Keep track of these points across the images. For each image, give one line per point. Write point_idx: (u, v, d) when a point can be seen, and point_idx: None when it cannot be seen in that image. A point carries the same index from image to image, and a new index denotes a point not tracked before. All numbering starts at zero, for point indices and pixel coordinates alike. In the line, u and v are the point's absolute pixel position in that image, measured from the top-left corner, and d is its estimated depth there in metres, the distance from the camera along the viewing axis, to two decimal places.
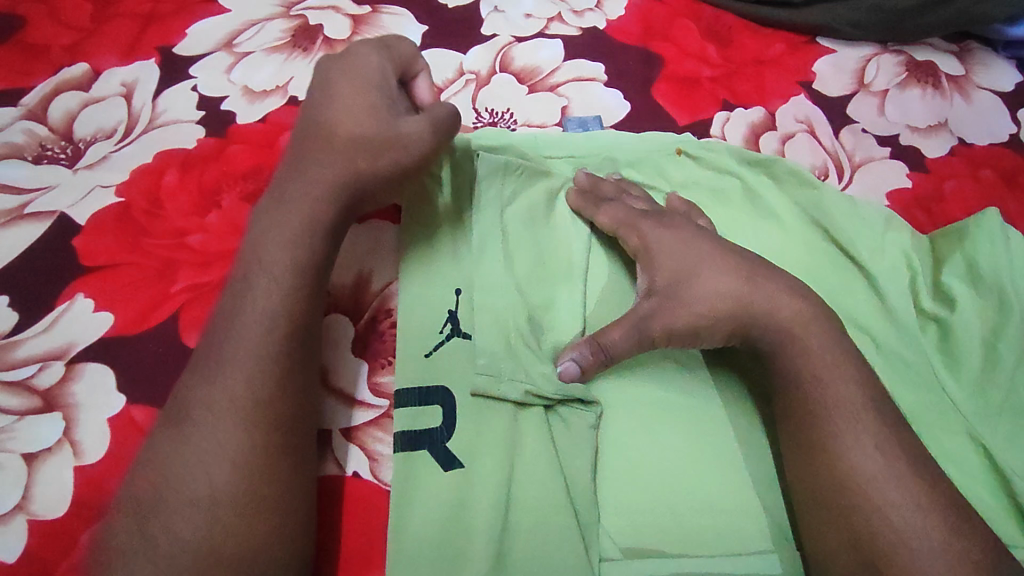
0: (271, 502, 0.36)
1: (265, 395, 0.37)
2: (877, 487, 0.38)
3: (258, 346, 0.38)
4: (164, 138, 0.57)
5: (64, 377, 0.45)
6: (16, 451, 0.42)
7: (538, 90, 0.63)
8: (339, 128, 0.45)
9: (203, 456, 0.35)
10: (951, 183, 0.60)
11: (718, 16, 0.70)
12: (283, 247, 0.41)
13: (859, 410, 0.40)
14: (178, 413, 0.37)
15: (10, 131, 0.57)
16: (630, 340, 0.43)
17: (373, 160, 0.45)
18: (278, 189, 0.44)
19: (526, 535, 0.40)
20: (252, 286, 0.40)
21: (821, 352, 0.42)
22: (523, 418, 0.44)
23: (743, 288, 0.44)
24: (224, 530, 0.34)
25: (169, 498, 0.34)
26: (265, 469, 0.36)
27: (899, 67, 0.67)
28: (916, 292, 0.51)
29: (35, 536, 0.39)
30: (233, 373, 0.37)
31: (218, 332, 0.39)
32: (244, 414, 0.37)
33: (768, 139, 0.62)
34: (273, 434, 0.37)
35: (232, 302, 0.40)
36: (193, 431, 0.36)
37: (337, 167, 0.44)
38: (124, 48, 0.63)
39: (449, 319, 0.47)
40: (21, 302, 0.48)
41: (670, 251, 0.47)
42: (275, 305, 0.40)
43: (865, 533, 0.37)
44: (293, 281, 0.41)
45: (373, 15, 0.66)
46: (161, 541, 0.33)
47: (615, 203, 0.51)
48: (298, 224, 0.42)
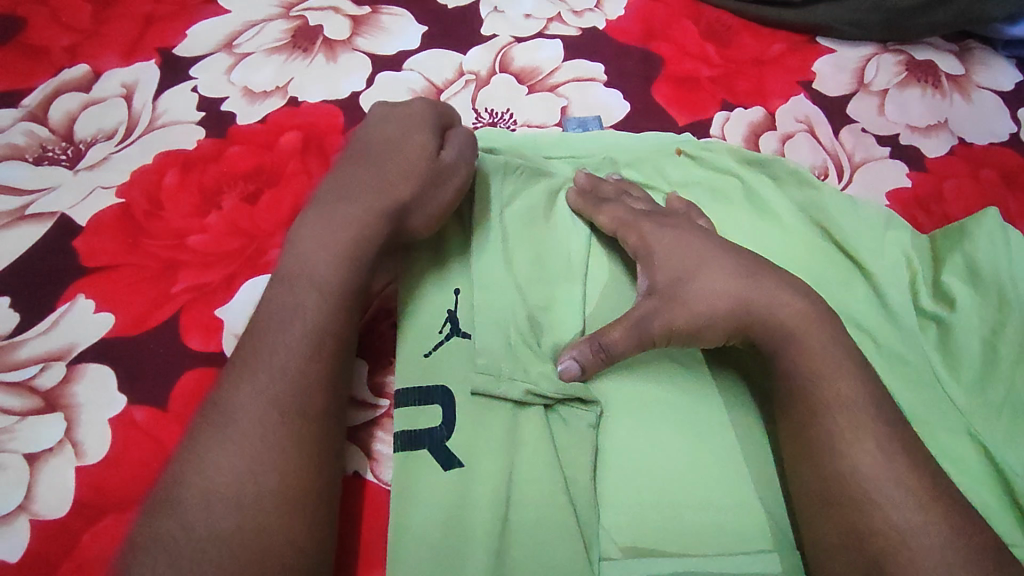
0: (311, 515, 0.35)
1: (312, 410, 0.37)
2: (877, 485, 0.38)
3: (304, 360, 0.38)
4: (164, 139, 0.57)
5: (65, 378, 0.45)
6: (18, 451, 0.42)
7: (538, 90, 0.63)
8: (393, 163, 0.46)
9: (248, 465, 0.35)
10: (950, 182, 0.60)
11: (717, 16, 0.70)
12: (332, 261, 0.41)
13: (859, 409, 0.40)
14: (218, 420, 0.36)
15: (12, 133, 0.57)
16: (631, 340, 0.43)
17: (425, 195, 0.46)
18: (327, 203, 0.44)
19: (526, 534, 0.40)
20: (300, 297, 0.40)
21: (823, 351, 0.42)
22: (522, 417, 0.44)
23: (742, 286, 0.44)
24: (266, 541, 0.33)
25: (212, 506, 0.34)
26: (307, 482, 0.36)
27: (898, 66, 0.67)
28: (915, 291, 0.51)
29: (37, 536, 0.39)
30: (280, 385, 0.37)
31: (260, 342, 0.39)
32: (289, 428, 0.36)
33: (768, 139, 0.62)
34: (316, 450, 0.37)
35: (279, 312, 0.40)
36: (236, 441, 0.35)
37: (390, 194, 0.44)
38: (124, 50, 0.63)
39: (448, 319, 0.47)
40: (23, 303, 0.48)
41: (670, 251, 0.47)
42: (324, 320, 0.40)
43: (868, 532, 0.37)
44: (341, 293, 0.41)
45: (373, 16, 0.66)
46: (203, 548, 0.32)
47: (615, 203, 0.51)
48: (349, 238, 0.42)
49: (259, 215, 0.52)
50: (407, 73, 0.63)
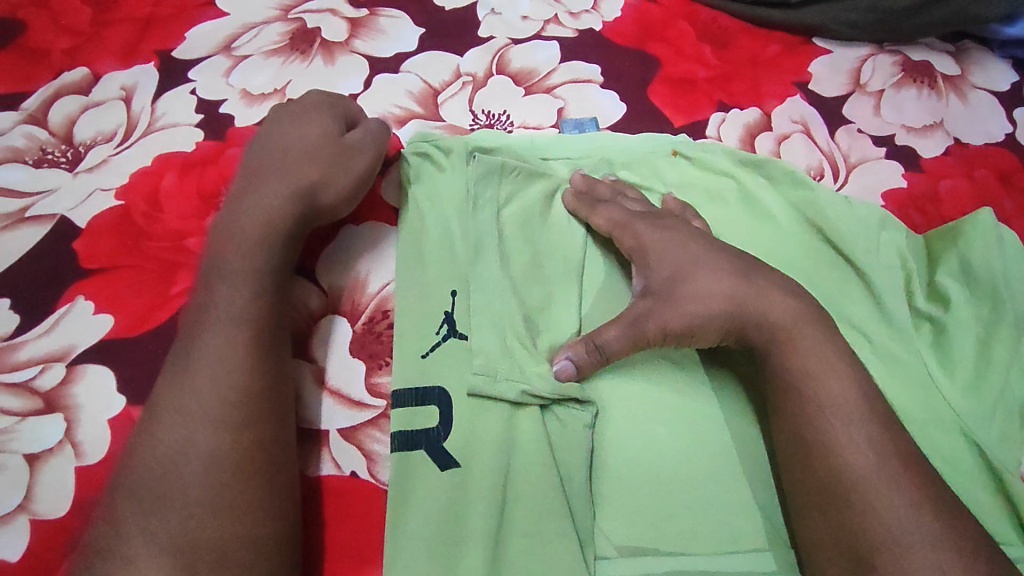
0: (245, 498, 0.36)
1: (231, 394, 0.38)
2: (870, 485, 0.38)
3: (221, 346, 0.39)
4: (163, 142, 0.57)
5: (65, 379, 0.45)
6: (19, 452, 0.42)
7: (535, 92, 0.63)
8: (289, 149, 0.49)
9: (175, 456, 0.36)
10: (946, 183, 0.60)
11: (714, 17, 0.70)
12: (243, 254, 0.43)
13: (852, 408, 0.41)
14: (150, 417, 0.38)
15: (11, 136, 0.57)
16: (626, 340, 0.44)
17: (328, 171, 0.48)
18: (238, 201, 0.46)
19: (523, 534, 0.41)
20: (214, 290, 0.41)
21: (811, 350, 0.42)
22: (519, 417, 0.44)
23: (736, 287, 0.44)
24: (199, 528, 0.34)
25: (143, 499, 0.35)
26: (234, 465, 0.36)
27: (894, 67, 0.68)
28: (910, 291, 0.51)
29: (37, 536, 0.40)
30: (197, 372, 0.38)
31: (185, 340, 0.40)
32: (209, 413, 0.37)
33: (764, 139, 0.62)
34: (240, 431, 0.37)
35: (198, 307, 0.41)
36: (162, 433, 0.37)
37: (291, 182, 0.47)
38: (124, 53, 0.63)
39: (446, 320, 0.47)
40: (23, 305, 0.48)
41: (665, 252, 0.47)
42: (238, 305, 0.41)
43: (861, 530, 0.38)
44: (255, 281, 0.42)
45: (371, 18, 0.66)
46: (136, 539, 0.34)
47: (611, 204, 0.51)
48: (256, 231, 0.44)
49: None
50: (405, 75, 0.63)
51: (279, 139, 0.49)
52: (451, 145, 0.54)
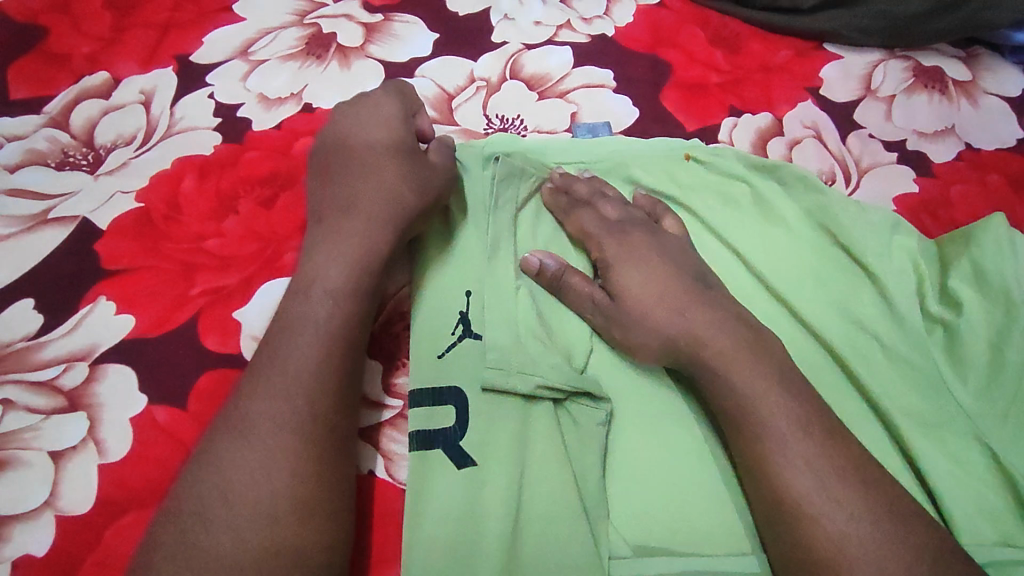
0: (324, 512, 0.37)
1: (322, 407, 0.39)
2: (810, 504, 0.37)
3: (313, 358, 0.40)
4: (182, 145, 0.58)
5: (88, 378, 0.46)
6: (42, 450, 0.43)
7: (548, 97, 0.64)
8: (375, 163, 0.49)
9: (262, 464, 0.36)
10: (958, 187, 0.61)
11: (725, 23, 0.71)
12: (336, 268, 0.44)
13: (787, 425, 0.39)
14: (237, 419, 0.38)
15: (34, 139, 0.58)
16: (579, 296, 0.48)
17: (417, 194, 0.48)
18: (332, 215, 0.47)
19: (538, 535, 0.41)
20: (310, 302, 0.42)
21: (743, 371, 0.42)
22: (534, 417, 0.45)
23: (671, 323, 0.45)
24: (286, 533, 0.35)
25: (230, 499, 0.35)
26: (314, 477, 0.37)
27: (905, 72, 0.68)
28: (922, 295, 0.51)
29: (62, 533, 0.40)
30: (292, 382, 0.39)
31: (273, 347, 0.41)
32: (303, 426, 0.38)
33: (776, 144, 0.63)
34: (328, 445, 0.38)
35: (290, 317, 0.42)
36: (253, 440, 0.37)
37: (383, 200, 0.47)
38: (143, 58, 0.64)
39: (460, 320, 0.48)
40: (46, 305, 0.49)
41: (628, 271, 0.48)
42: (330, 322, 0.42)
43: (808, 540, 0.37)
44: (346, 294, 0.43)
45: (386, 23, 0.67)
46: (221, 538, 0.34)
47: (587, 211, 0.52)
48: (354, 249, 0.45)
49: (277, 219, 0.54)
50: (419, 79, 0.64)
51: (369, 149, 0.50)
52: (468, 150, 0.55)
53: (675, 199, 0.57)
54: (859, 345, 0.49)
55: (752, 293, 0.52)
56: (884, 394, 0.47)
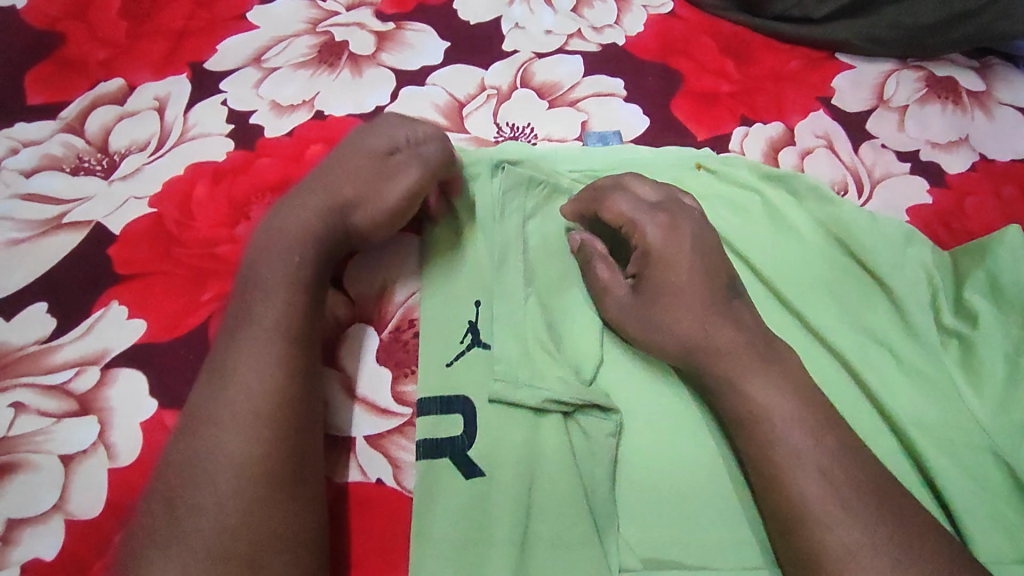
0: (270, 512, 0.35)
1: (263, 406, 0.38)
2: (819, 518, 0.37)
3: (252, 358, 0.39)
4: (194, 151, 0.58)
5: (99, 382, 0.45)
6: (53, 453, 0.43)
7: (558, 105, 0.64)
8: (331, 165, 0.48)
9: (206, 469, 0.36)
10: (972, 199, 0.60)
11: (737, 32, 0.71)
12: (276, 268, 0.42)
13: (801, 439, 0.39)
14: (188, 427, 0.38)
15: (49, 144, 0.59)
16: (605, 284, 0.48)
17: (367, 193, 0.47)
18: (276, 213, 0.46)
19: (547, 548, 0.40)
20: (252, 302, 0.41)
21: (759, 388, 0.41)
22: (544, 426, 0.44)
23: (691, 328, 0.44)
24: (238, 528, 0.35)
25: (178, 507, 0.35)
26: (258, 477, 0.36)
27: (918, 82, 0.68)
28: (936, 307, 0.50)
29: (72, 537, 0.40)
30: (234, 384, 0.38)
31: (220, 351, 0.40)
32: (244, 428, 0.37)
33: (787, 154, 0.62)
34: (272, 444, 0.37)
35: (237, 319, 0.41)
36: (200, 446, 0.36)
37: (328, 199, 0.46)
38: (157, 65, 0.65)
39: (469, 329, 0.48)
40: (58, 309, 0.49)
41: (665, 271, 0.46)
42: (273, 321, 0.40)
43: (819, 551, 0.36)
44: (288, 293, 0.42)
45: (397, 32, 0.67)
46: (170, 547, 0.34)
47: (626, 197, 0.50)
48: (288, 248, 0.43)
49: None
50: (430, 87, 0.64)
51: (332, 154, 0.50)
52: (475, 159, 0.55)
53: None
54: (872, 357, 0.48)
55: (763, 304, 0.51)
56: (897, 406, 0.46)
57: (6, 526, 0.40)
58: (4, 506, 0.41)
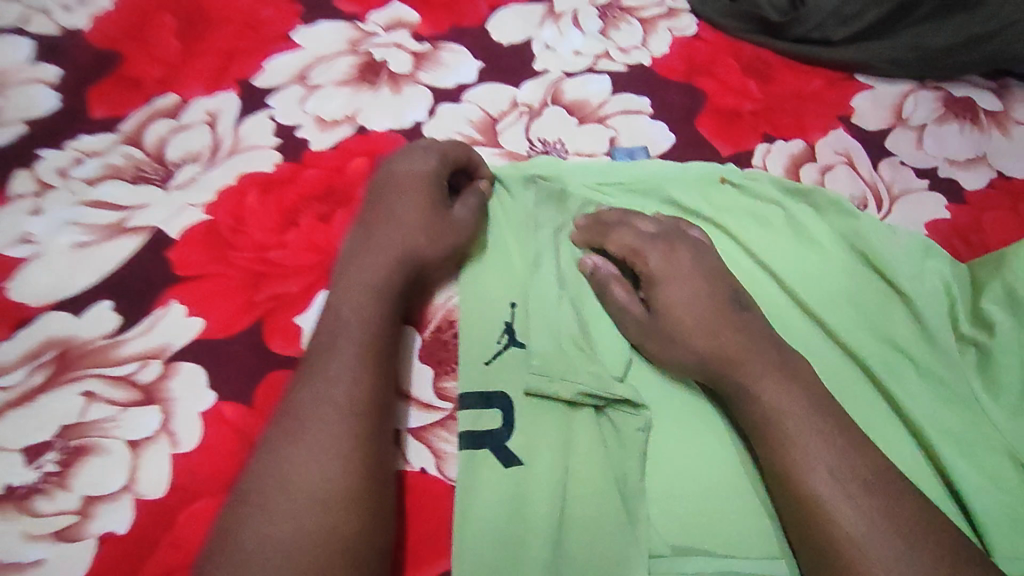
0: (367, 502, 0.39)
1: (362, 407, 0.42)
2: (831, 506, 0.39)
3: (352, 363, 0.43)
4: (246, 162, 0.62)
5: (161, 374, 0.49)
6: (120, 438, 0.46)
7: (587, 122, 0.67)
8: (405, 192, 0.52)
9: (312, 458, 0.39)
10: (990, 214, 0.62)
11: (757, 54, 0.74)
12: (368, 287, 0.47)
13: (814, 435, 0.41)
14: (287, 419, 0.41)
15: (111, 155, 0.63)
16: (622, 309, 0.51)
17: (439, 225, 0.51)
18: (363, 238, 0.50)
19: (582, 537, 0.42)
20: (348, 314, 0.45)
21: (769, 387, 0.43)
22: (577, 422, 0.47)
23: (703, 342, 0.46)
24: (335, 517, 0.38)
25: (286, 489, 0.38)
26: (360, 470, 0.40)
27: (936, 102, 0.70)
28: (955, 318, 0.52)
29: (140, 516, 0.43)
30: (336, 384, 0.42)
31: (314, 356, 0.44)
32: (346, 425, 0.41)
33: (808, 170, 0.65)
34: (369, 441, 0.41)
35: (332, 328, 0.45)
36: (304, 436, 0.40)
37: (409, 228, 0.50)
38: (209, 82, 0.69)
39: (506, 330, 0.51)
40: (124, 307, 0.52)
41: (670, 293, 0.48)
42: (368, 332, 0.45)
43: (829, 545, 0.38)
44: (380, 310, 0.46)
45: (433, 52, 0.71)
46: (280, 526, 0.37)
47: (624, 229, 0.53)
48: (380, 271, 0.48)
49: (335, 233, 0.57)
50: (466, 105, 0.68)
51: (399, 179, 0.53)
52: (508, 174, 0.59)
53: (712, 220, 0.59)
54: (892, 362, 0.50)
55: (785, 311, 0.54)
56: (918, 411, 0.48)
57: (82, 503, 0.43)
58: (79, 485, 0.44)
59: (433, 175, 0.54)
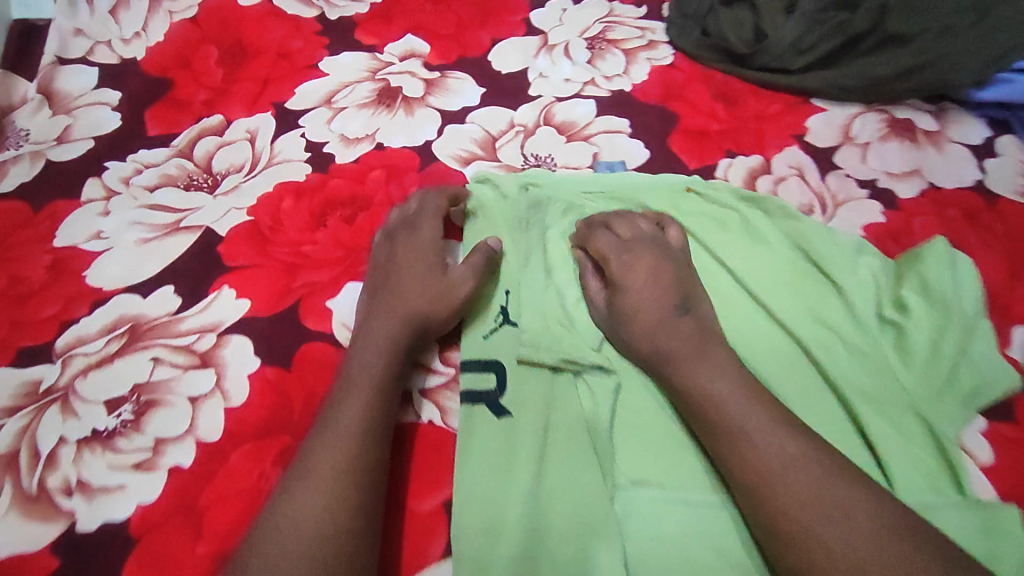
0: (353, 545, 0.45)
1: (358, 462, 0.48)
2: (745, 438, 0.48)
3: (353, 423, 0.49)
4: (281, 173, 0.73)
5: (215, 344, 0.59)
6: (183, 395, 0.56)
7: (574, 140, 0.78)
8: (410, 269, 0.61)
9: (310, 502, 0.45)
10: (919, 219, 0.72)
11: (724, 81, 0.85)
12: (372, 356, 0.54)
13: (749, 433, 0.48)
14: (296, 468, 0.48)
15: (167, 166, 0.74)
16: (595, 303, 0.60)
17: (437, 298, 0.59)
18: (373, 312, 0.58)
19: (559, 473, 0.52)
20: (355, 379, 0.53)
21: (693, 365, 0.52)
22: (558, 384, 0.57)
23: (651, 335, 0.55)
24: (323, 555, 0.43)
25: (283, 530, 0.44)
26: (349, 518, 0.45)
27: (881, 124, 0.80)
28: (880, 302, 0.62)
29: (201, 455, 0.53)
30: (338, 440, 0.48)
31: (326, 415, 0.51)
32: (341, 478, 0.47)
33: (764, 181, 0.75)
34: (359, 492, 0.47)
35: (342, 392, 0.52)
36: (307, 483, 0.46)
37: (411, 304, 0.58)
38: (248, 104, 0.80)
39: (501, 312, 0.62)
40: (182, 290, 0.63)
41: (635, 293, 0.57)
42: (370, 396, 0.51)
43: (751, 476, 0.47)
44: (381, 376, 0.53)
45: (442, 80, 0.82)
46: (278, 555, 0.42)
47: (602, 236, 0.63)
48: (383, 342, 0.55)
49: (357, 232, 0.68)
50: (470, 125, 0.78)
51: (406, 256, 0.62)
52: (507, 181, 0.70)
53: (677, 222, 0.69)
54: (823, 339, 0.60)
55: (737, 298, 0.63)
56: (843, 377, 0.58)
57: (155, 444, 0.53)
58: (151, 431, 0.54)
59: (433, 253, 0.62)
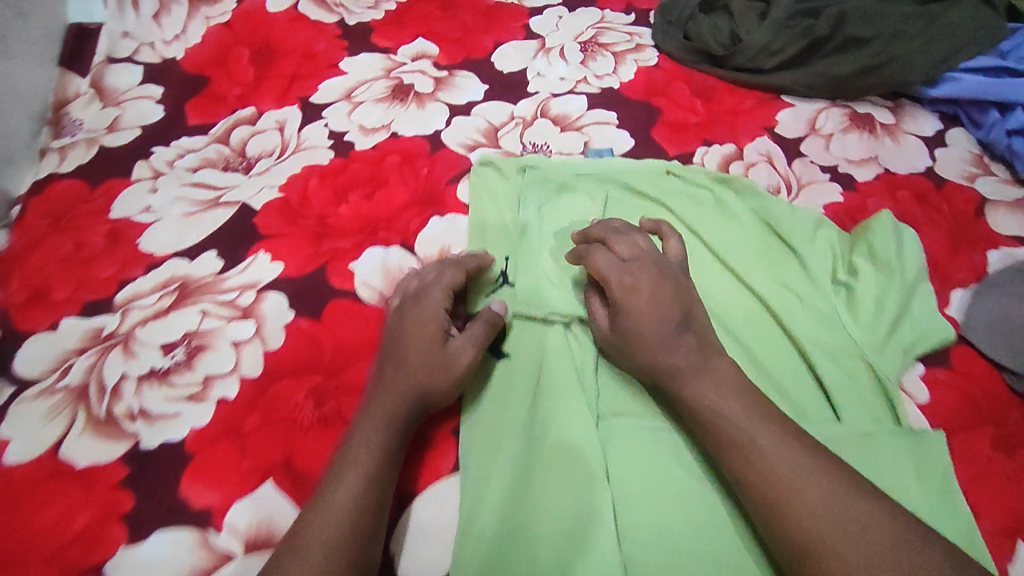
0: None
1: (350, 529, 0.49)
2: (747, 436, 0.51)
3: (353, 482, 0.51)
4: (308, 158, 0.82)
5: (254, 299, 0.68)
6: (227, 340, 0.65)
7: (568, 130, 0.87)
8: (414, 332, 0.60)
9: (315, 549, 0.47)
10: (873, 199, 0.81)
11: (703, 79, 0.94)
12: (371, 425, 0.54)
13: (754, 447, 0.50)
14: (306, 513, 0.50)
15: (206, 151, 0.83)
16: (600, 323, 0.63)
17: (439, 374, 0.58)
18: (378, 375, 0.58)
19: (551, 406, 0.61)
20: (356, 440, 0.54)
21: (697, 381, 0.54)
22: (551, 333, 0.66)
23: (651, 361, 0.57)
24: None
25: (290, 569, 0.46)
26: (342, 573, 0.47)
27: (844, 117, 0.90)
28: (834, 269, 0.71)
29: (244, 389, 0.62)
30: (338, 498, 0.50)
31: (333, 468, 0.52)
32: (337, 535, 0.48)
33: (736, 166, 0.84)
34: (353, 548, 0.48)
35: (342, 456, 0.53)
36: (314, 528, 0.48)
37: (411, 379, 0.57)
38: (277, 99, 0.90)
39: (501, 275, 0.71)
40: (224, 254, 0.72)
41: (635, 317, 0.59)
42: (368, 462, 0.52)
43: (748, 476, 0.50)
44: (380, 442, 0.54)
45: (450, 78, 0.92)
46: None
47: (601, 255, 0.63)
48: (383, 416, 0.55)
49: (375, 207, 0.77)
50: (475, 117, 0.88)
51: (410, 317, 0.61)
52: (507, 164, 0.79)
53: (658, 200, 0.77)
54: (782, 297, 0.69)
55: (709, 263, 0.72)
56: (798, 328, 0.67)
57: (204, 380, 0.62)
58: (201, 369, 0.63)
59: (436, 322, 0.60)
